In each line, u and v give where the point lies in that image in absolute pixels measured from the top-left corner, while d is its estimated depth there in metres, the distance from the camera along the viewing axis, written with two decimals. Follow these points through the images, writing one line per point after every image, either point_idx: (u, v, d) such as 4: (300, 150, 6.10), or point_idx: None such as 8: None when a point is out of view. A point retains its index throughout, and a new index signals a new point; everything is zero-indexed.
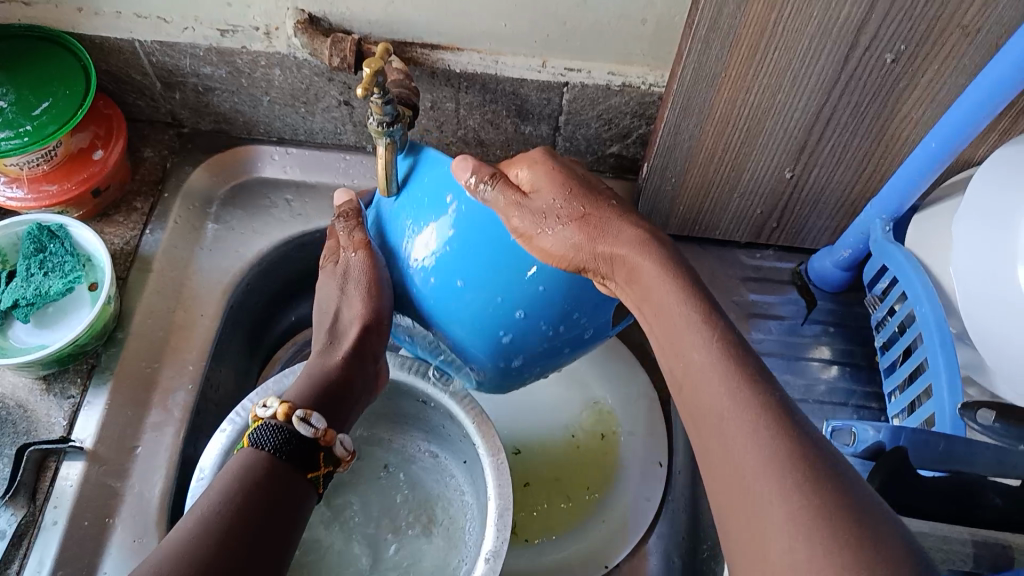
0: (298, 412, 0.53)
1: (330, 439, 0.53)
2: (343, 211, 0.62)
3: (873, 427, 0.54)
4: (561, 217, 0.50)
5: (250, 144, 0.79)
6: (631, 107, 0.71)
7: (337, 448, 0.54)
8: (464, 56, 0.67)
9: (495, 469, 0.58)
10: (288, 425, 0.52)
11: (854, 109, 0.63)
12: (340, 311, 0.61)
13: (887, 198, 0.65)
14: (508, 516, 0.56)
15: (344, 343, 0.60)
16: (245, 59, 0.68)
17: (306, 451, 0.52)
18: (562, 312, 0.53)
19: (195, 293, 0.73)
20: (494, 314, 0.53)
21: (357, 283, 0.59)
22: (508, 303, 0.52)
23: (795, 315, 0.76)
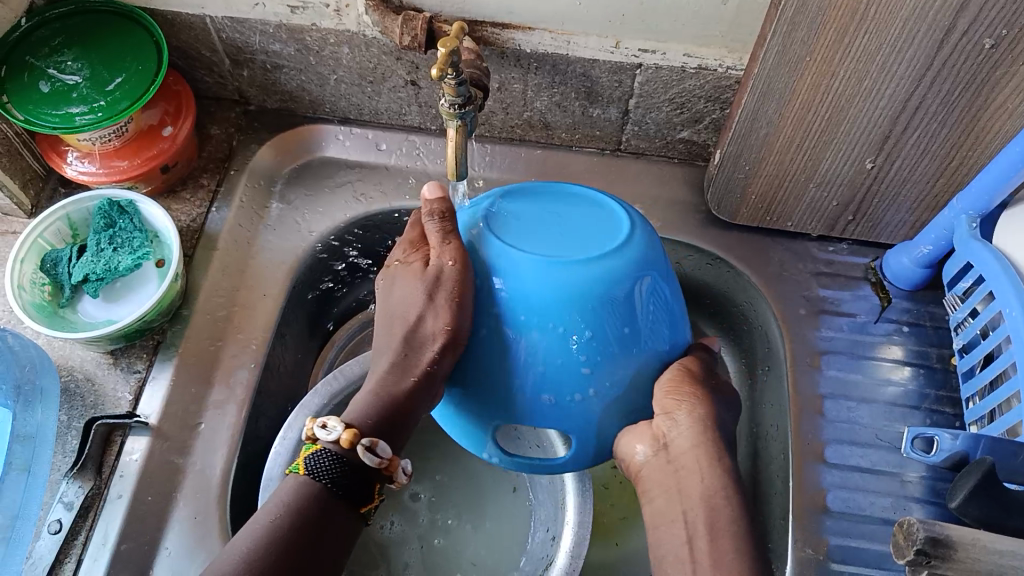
0: (364, 442, 0.51)
1: (393, 468, 0.52)
2: (433, 208, 0.58)
3: (951, 435, 0.57)
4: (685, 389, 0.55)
5: (315, 123, 0.78)
6: (705, 91, 0.68)
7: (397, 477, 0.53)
8: (536, 36, 0.65)
9: (578, 495, 0.65)
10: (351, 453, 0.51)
11: (945, 96, 0.59)
12: (423, 317, 0.56)
13: (976, 193, 0.62)
14: (585, 544, 0.63)
15: (418, 360, 0.56)
16: (314, 36, 0.68)
17: (358, 484, 0.51)
18: (574, 324, 0.52)
19: (257, 272, 0.73)
20: (605, 304, 0.53)
21: (446, 289, 0.55)
22: (599, 286, 0.53)
23: (867, 312, 0.73)
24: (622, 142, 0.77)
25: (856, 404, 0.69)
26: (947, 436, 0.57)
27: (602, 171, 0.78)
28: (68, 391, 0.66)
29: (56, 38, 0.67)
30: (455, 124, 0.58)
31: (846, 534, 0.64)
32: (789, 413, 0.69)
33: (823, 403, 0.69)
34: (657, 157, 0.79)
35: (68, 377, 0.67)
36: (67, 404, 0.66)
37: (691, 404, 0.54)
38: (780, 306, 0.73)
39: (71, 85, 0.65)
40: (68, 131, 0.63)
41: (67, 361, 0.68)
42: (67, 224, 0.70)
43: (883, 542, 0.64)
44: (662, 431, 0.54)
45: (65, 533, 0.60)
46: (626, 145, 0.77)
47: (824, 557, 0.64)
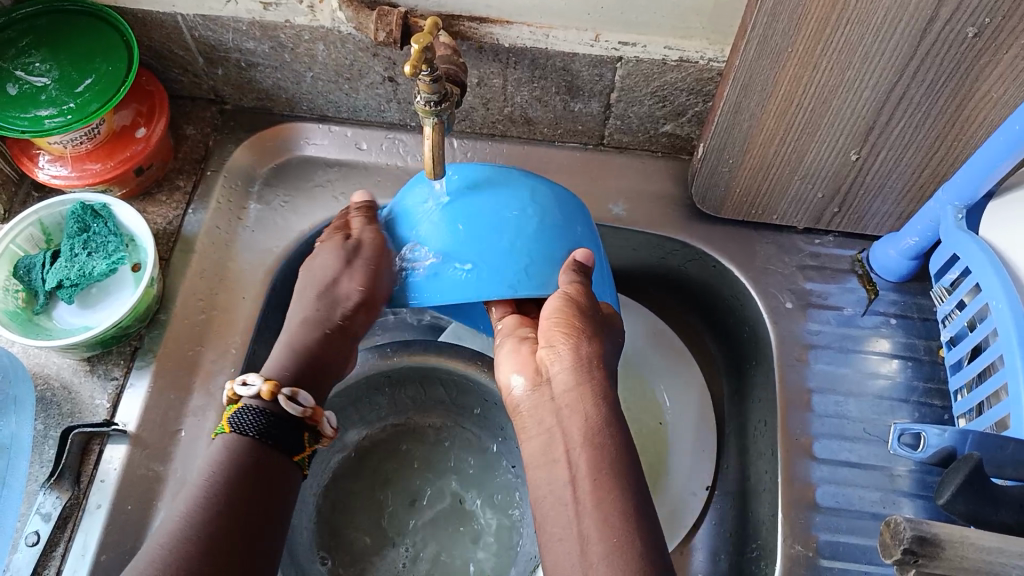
0: (286, 393, 0.56)
1: (318, 419, 0.57)
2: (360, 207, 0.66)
3: (940, 430, 0.57)
4: (556, 341, 0.53)
5: (292, 122, 0.77)
6: (688, 83, 0.67)
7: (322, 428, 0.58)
8: (514, 30, 0.64)
9: None
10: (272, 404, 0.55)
11: (929, 87, 0.59)
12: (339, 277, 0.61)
13: (960, 184, 0.61)
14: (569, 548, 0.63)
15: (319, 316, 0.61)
16: (288, 33, 0.66)
17: (290, 431, 0.56)
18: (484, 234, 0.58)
19: (237, 275, 0.72)
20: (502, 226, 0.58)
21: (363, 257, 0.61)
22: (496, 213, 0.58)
23: (854, 305, 0.72)
24: (605, 136, 0.76)
25: (844, 398, 0.69)
26: (936, 431, 0.57)
27: (585, 166, 0.77)
28: (44, 400, 0.65)
29: (22, 39, 0.66)
30: (432, 122, 0.56)
31: (836, 531, 0.64)
32: (777, 408, 0.69)
33: (811, 397, 0.69)
34: (641, 150, 0.78)
35: (43, 385, 0.66)
36: (43, 413, 0.65)
37: (577, 339, 0.53)
38: (767, 300, 0.73)
39: (39, 87, 0.64)
40: (37, 135, 0.61)
41: (42, 369, 0.67)
42: (40, 229, 0.68)
43: (874, 537, 0.64)
44: (544, 363, 0.54)
45: (44, 544, 0.59)
46: (609, 139, 0.76)
47: (814, 553, 0.63)
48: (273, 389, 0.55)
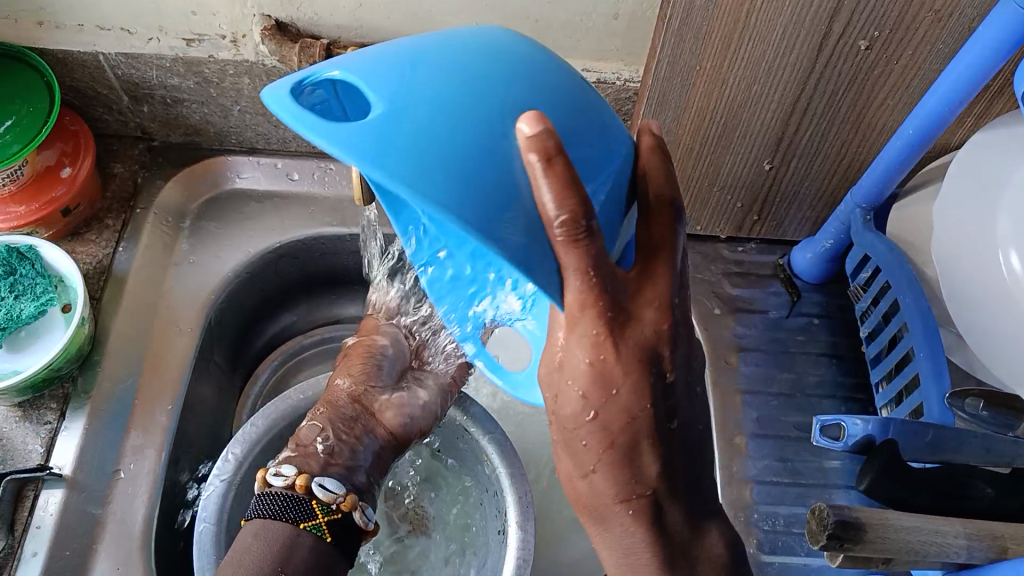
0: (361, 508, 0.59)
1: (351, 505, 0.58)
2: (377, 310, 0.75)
3: (863, 421, 0.53)
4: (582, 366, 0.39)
5: (222, 155, 0.77)
6: (606, 104, 0.70)
7: (357, 517, 0.58)
8: None
9: (512, 483, 0.64)
10: (308, 493, 0.57)
11: (829, 97, 0.63)
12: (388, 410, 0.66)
13: (867, 187, 0.64)
14: (530, 527, 0.62)
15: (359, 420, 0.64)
16: (212, 68, 0.67)
17: (342, 525, 0.58)
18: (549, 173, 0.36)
19: (170, 310, 0.71)
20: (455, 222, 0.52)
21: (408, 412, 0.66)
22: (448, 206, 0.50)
23: (780, 307, 0.75)
24: None
25: (775, 398, 0.71)
26: (858, 421, 0.53)
27: None
28: None
29: None
30: None
31: (773, 526, 0.66)
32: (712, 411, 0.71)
33: (742, 400, 0.71)
34: None
35: None
36: None
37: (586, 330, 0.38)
38: (697, 308, 0.75)
39: None
40: None
41: None
42: None
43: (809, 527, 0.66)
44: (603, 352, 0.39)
45: None
46: None
47: (755, 550, 0.65)
48: (306, 482, 0.57)
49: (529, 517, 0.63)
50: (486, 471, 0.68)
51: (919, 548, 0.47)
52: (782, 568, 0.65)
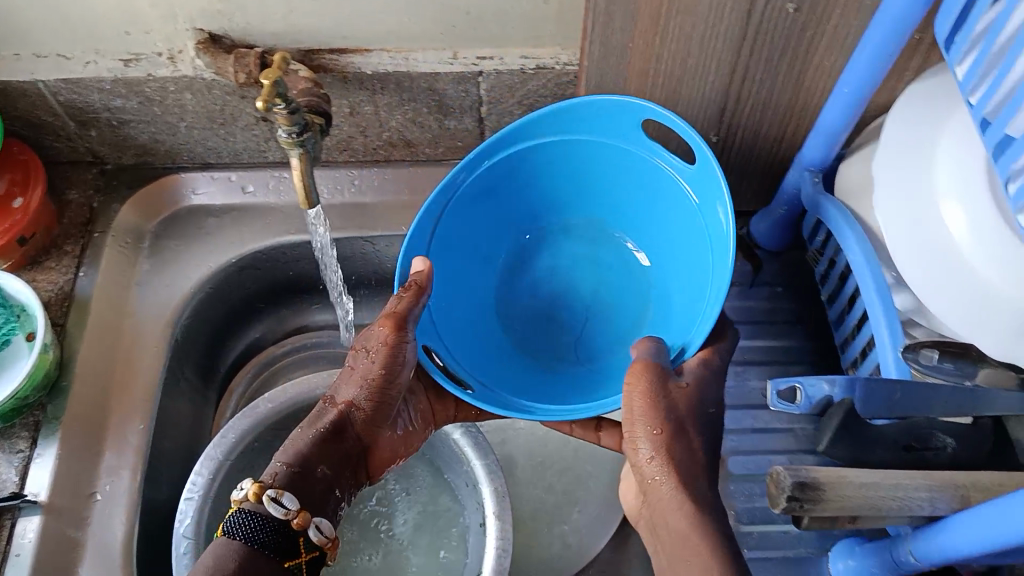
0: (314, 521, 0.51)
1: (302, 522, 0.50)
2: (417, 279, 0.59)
3: (828, 382, 0.52)
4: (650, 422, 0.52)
5: (174, 173, 0.77)
6: (549, 90, 0.70)
7: (313, 532, 0.51)
8: (374, 57, 0.67)
9: (488, 472, 0.63)
10: (261, 506, 0.51)
11: (767, 64, 0.63)
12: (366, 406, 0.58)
13: (811, 152, 0.64)
14: (508, 515, 0.62)
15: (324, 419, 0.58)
16: (152, 87, 0.67)
17: (281, 539, 0.50)
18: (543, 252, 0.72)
19: (135, 331, 0.72)
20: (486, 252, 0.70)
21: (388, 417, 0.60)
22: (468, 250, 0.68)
23: (743, 278, 0.75)
24: None
25: (742, 368, 0.71)
26: (822, 383, 0.52)
27: None
28: None
29: None
30: (298, 153, 0.58)
31: (751, 497, 0.66)
32: None
33: None
34: None
35: None
36: None
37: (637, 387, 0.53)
38: None
39: None
40: None
41: None
42: None
43: None
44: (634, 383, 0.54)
45: None
46: None
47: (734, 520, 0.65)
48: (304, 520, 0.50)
49: (505, 505, 0.62)
50: (461, 463, 0.66)
51: (880, 504, 0.47)
52: (761, 537, 0.64)
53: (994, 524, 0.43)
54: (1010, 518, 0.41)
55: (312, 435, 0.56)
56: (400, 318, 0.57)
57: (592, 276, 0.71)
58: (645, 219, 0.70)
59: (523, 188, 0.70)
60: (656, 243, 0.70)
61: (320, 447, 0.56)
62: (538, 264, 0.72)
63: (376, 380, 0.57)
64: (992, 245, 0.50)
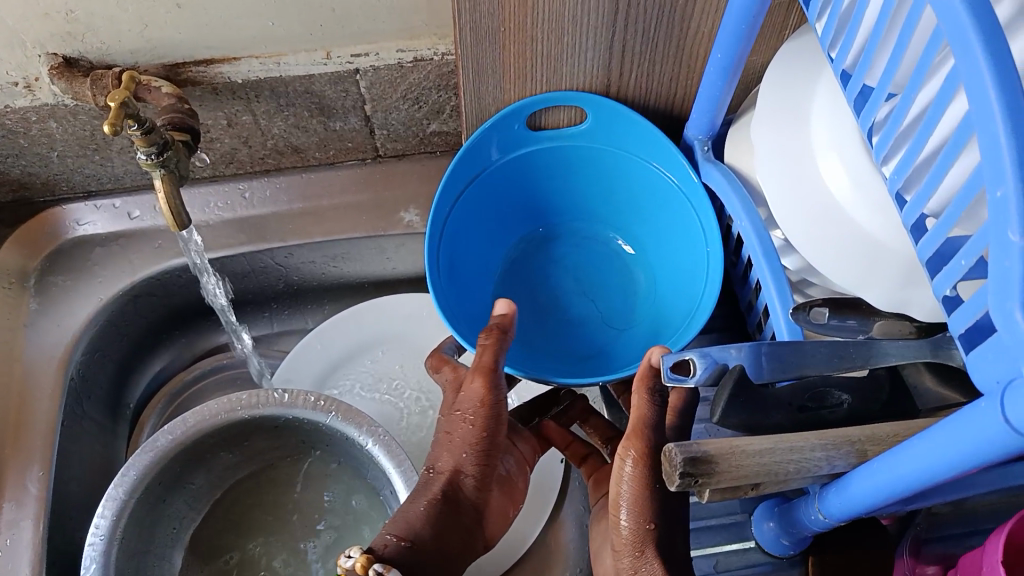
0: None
1: None
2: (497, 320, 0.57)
3: (737, 348, 0.50)
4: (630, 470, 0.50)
5: (56, 206, 0.74)
6: (432, 80, 0.68)
7: None
8: (243, 65, 0.64)
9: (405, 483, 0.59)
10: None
11: (644, 35, 0.61)
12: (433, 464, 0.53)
13: (699, 119, 0.64)
14: None
15: (431, 487, 0.52)
16: (13, 118, 0.64)
17: None
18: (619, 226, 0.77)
19: (26, 376, 0.68)
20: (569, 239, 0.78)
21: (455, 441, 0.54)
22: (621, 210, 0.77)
23: None
24: (379, 148, 0.76)
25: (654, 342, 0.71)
26: (731, 349, 0.50)
27: (367, 180, 0.77)
28: None
29: None
30: (160, 175, 0.57)
31: None
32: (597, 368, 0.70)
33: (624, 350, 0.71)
34: (418, 153, 0.78)
35: None
36: None
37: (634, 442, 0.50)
38: None
39: None
40: None
41: None
42: None
43: None
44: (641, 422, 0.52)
45: None
46: (384, 150, 0.77)
47: None
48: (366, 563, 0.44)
49: None
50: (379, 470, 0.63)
51: (774, 468, 0.47)
52: None
53: (881, 472, 0.45)
54: (893, 465, 0.43)
55: (426, 504, 0.50)
56: (491, 372, 0.54)
57: (590, 271, 0.77)
58: (637, 196, 0.75)
59: (506, 194, 0.75)
60: (640, 230, 0.77)
61: (436, 521, 0.49)
62: (555, 252, 0.78)
63: (481, 441, 0.53)
64: (871, 196, 0.50)
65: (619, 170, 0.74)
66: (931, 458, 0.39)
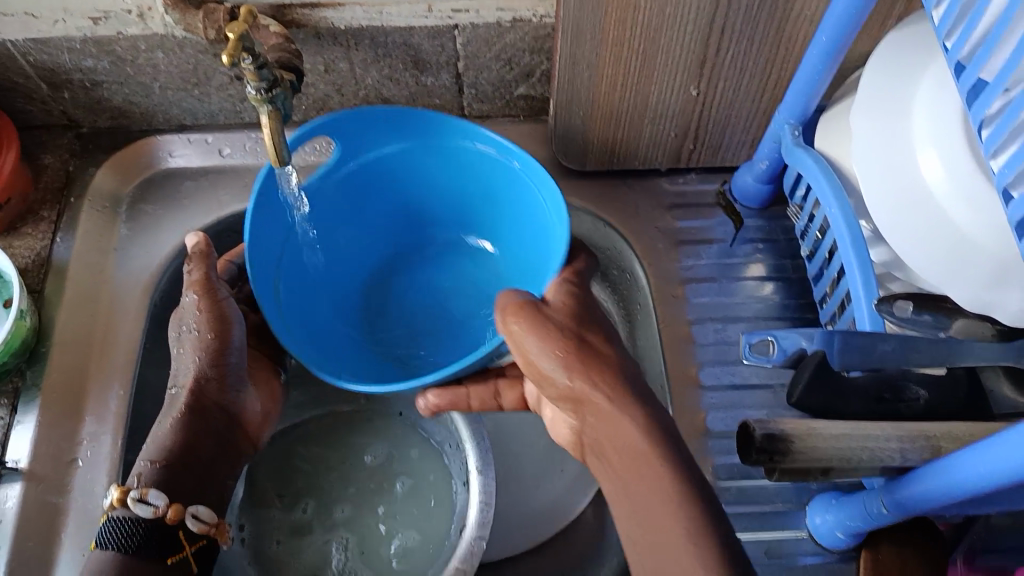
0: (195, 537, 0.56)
1: (217, 533, 0.58)
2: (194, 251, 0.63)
3: (805, 334, 0.52)
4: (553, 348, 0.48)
5: (152, 135, 0.76)
6: (527, 43, 0.69)
7: (189, 524, 0.56)
8: (347, 11, 0.65)
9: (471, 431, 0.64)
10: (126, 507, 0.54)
11: (747, 13, 0.61)
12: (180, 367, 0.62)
13: (793, 102, 0.63)
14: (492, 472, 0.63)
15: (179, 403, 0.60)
16: (123, 46, 0.66)
17: (154, 537, 0.54)
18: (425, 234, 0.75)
19: (112, 297, 0.71)
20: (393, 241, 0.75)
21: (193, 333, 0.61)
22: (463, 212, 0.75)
23: (727, 235, 0.75)
24: (465, 107, 0.77)
25: (722, 324, 0.71)
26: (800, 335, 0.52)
27: None
28: None
29: None
30: (267, 111, 0.57)
31: (728, 452, 0.66)
32: (663, 345, 0.70)
33: (690, 329, 0.71)
34: (502, 117, 0.79)
35: None
36: None
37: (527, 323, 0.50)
38: (640, 245, 0.75)
39: None
40: None
41: None
42: None
43: None
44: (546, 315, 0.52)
45: None
46: (469, 110, 0.78)
47: (710, 476, 0.65)
48: (178, 513, 0.55)
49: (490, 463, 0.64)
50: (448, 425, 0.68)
51: (847, 453, 0.47)
52: (738, 491, 0.65)
53: (956, 469, 0.43)
54: (971, 462, 0.41)
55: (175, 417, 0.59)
56: (208, 281, 0.62)
57: (381, 287, 0.74)
58: (477, 186, 0.72)
59: (366, 202, 0.71)
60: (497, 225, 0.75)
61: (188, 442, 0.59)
62: (412, 264, 0.76)
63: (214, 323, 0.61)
64: (970, 191, 0.49)
65: (385, 172, 0.71)
66: (1016, 457, 0.37)
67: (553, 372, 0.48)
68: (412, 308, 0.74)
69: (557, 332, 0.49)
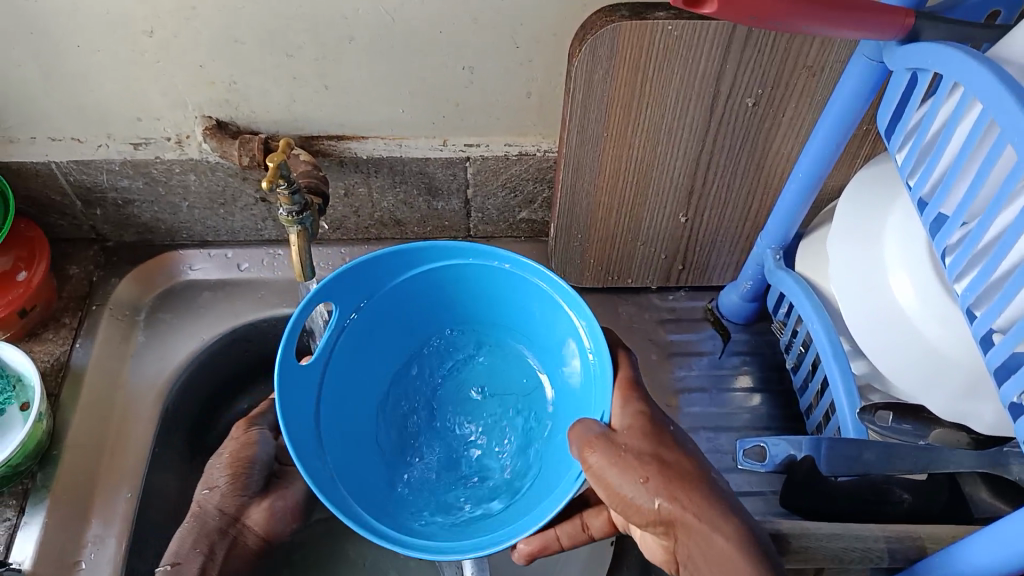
0: None
1: None
2: None
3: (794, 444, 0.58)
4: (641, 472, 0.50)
5: (173, 250, 0.81)
6: (531, 173, 0.76)
7: None
8: (369, 143, 0.72)
9: None
10: None
11: (730, 151, 0.69)
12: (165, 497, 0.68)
13: (773, 230, 0.70)
14: None
15: None
16: (159, 169, 0.72)
17: None
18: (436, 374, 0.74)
19: (126, 402, 0.73)
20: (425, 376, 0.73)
21: None
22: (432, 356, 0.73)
23: (715, 349, 0.80)
24: (471, 228, 0.83)
25: (713, 433, 0.75)
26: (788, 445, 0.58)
27: None
28: None
29: None
30: (296, 230, 0.62)
31: None
32: None
33: None
34: (505, 237, 0.85)
35: None
36: None
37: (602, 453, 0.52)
38: None
39: None
40: None
41: None
42: None
43: None
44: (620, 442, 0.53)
45: None
46: (475, 230, 0.84)
47: None
48: None
49: None
50: None
51: (841, 554, 0.50)
52: None
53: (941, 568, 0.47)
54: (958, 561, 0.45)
55: None
56: None
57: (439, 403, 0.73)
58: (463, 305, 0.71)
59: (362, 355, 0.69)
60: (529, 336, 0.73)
61: None
62: (447, 385, 0.74)
63: None
64: (940, 313, 0.55)
65: (398, 298, 0.69)
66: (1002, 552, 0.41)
67: (634, 490, 0.50)
68: (448, 436, 0.72)
69: (632, 454, 0.52)
